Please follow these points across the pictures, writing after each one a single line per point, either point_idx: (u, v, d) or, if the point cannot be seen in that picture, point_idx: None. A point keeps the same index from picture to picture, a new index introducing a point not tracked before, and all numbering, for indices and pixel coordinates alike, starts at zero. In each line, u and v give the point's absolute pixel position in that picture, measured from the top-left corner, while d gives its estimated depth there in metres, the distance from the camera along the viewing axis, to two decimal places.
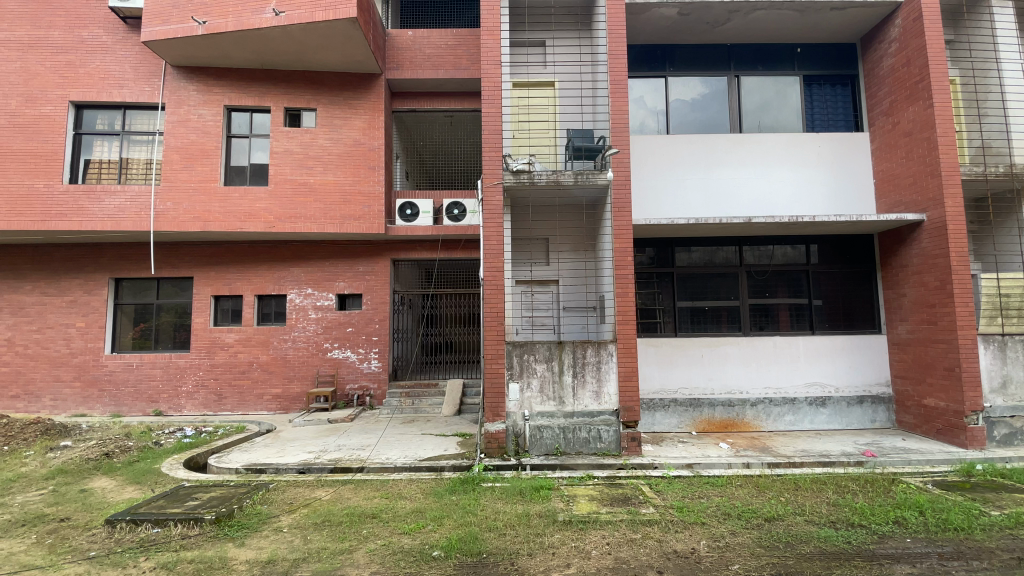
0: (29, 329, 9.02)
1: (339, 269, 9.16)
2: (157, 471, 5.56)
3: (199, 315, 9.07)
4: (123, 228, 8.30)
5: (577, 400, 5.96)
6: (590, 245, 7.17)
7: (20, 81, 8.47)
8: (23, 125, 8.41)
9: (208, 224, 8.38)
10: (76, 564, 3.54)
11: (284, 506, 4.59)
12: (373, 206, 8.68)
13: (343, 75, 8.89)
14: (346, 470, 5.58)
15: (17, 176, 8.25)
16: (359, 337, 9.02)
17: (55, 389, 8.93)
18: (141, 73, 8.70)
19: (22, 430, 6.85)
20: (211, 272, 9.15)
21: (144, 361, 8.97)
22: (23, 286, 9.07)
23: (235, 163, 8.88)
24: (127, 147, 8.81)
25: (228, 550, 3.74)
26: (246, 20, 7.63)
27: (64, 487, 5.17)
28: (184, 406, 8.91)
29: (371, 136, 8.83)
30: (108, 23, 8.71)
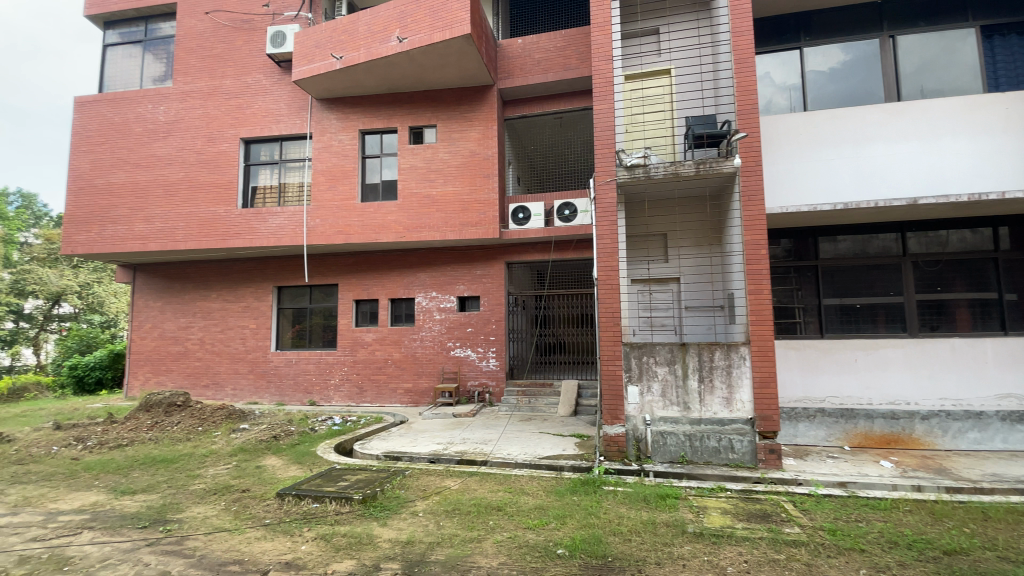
0: (216, 330, 10.88)
1: (459, 273, 9.66)
2: (313, 454, 6.35)
3: (343, 317, 10.21)
4: (282, 243, 9.64)
5: (704, 406, 5.57)
6: (714, 237, 6.72)
7: (204, 125, 10.29)
8: (207, 162, 10.19)
9: (348, 236, 9.40)
10: (255, 529, 4.16)
11: (418, 492, 4.95)
12: (488, 212, 8.98)
13: (459, 90, 9.39)
14: (471, 462, 5.85)
15: (204, 204, 10.02)
16: (478, 337, 9.42)
17: (235, 380, 10.65)
18: (292, 109, 10.07)
19: (212, 414, 8.26)
20: (352, 279, 10.24)
21: (301, 357, 10.31)
22: (211, 294, 10.99)
23: (369, 181, 9.83)
24: (284, 173, 10.21)
25: (373, 528, 4.12)
26: (375, 50, 8.43)
27: (244, 463, 6.14)
28: (332, 397, 10.06)
29: (486, 145, 9.19)
30: (266, 68, 10.21)
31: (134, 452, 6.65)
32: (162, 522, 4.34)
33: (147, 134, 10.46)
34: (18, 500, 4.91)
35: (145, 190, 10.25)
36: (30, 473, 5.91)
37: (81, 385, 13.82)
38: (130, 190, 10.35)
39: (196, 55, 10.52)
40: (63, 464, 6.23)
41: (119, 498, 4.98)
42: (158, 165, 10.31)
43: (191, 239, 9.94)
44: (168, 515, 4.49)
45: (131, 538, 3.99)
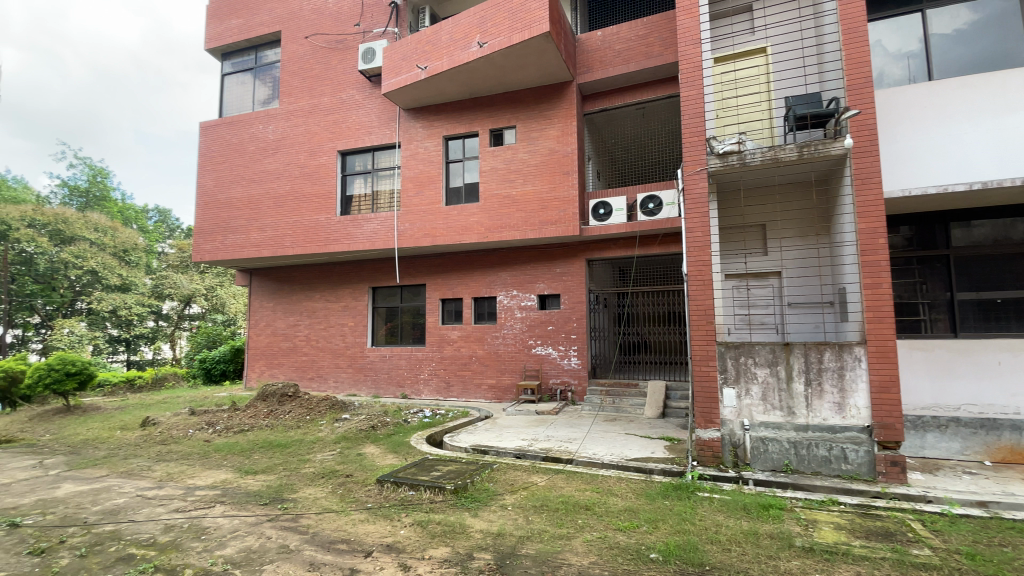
0: (319, 327, 11.87)
1: (540, 272, 9.69)
2: (407, 444, 6.70)
3: (431, 315, 10.68)
4: (375, 246, 10.28)
5: (812, 412, 5.12)
6: (820, 228, 6.18)
7: (306, 141, 11.25)
8: (309, 174, 11.13)
9: (434, 238, 9.81)
10: (359, 512, 4.47)
11: (507, 486, 5.05)
12: (569, 209, 8.90)
13: (538, 89, 9.43)
14: (557, 460, 5.85)
15: (308, 213, 10.96)
16: (559, 335, 9.38)
17: (336, 373, 11.55)
18: (382, 120, 10.69)
19: (317, 404, 9.01)
20: (438, 279, 10.68)
21: (394, 353, 10.94)
22: (315, 294, 12.01)
23: (453, 184, 10.17)
24: (376, 181, 10.83)
25: (465, 518, 4.26)
26: (457, 57, 8.72)
27: (347, 450, 6.63)
28: (422, 391, 10.57)
29: (565, 142, 9.13)
30: (358, 83, 10.93)
31: (254, 437, 7.43)
32: (281, 500, 4.81)
33: (259, 152, 11.64)
34: (165, 475, 5.68)
35: (258, 202, 11.43)
36: (174, 451, 6.82)
37: (210, 376, 15.70)
38: (246, 202, 11.59)
39: (298, 77, 11.51)
40: (198, 445, 7.12)
41: (244, 477, 5.59)
42: (269, 180, 11.44)
43: (297, 245, 10.92)
44: (285, 494, 4.97)
45: (254, 513, 4.45)
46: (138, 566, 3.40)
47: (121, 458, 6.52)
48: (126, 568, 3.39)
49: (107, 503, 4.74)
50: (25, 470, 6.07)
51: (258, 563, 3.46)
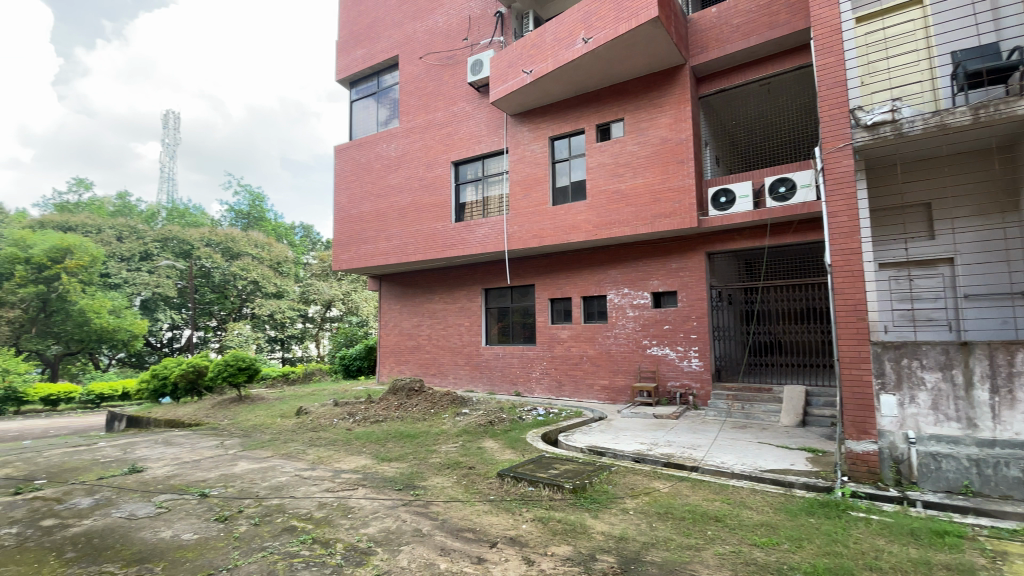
0: (439, 327, 12.67)
1: (653, 268, 9.30)
2: (524, 440, 6.86)
3: (541, 314, 10.81)
4: (487, 250, 10.68)
5: (1001, 425, 4.22)
6: (1006, 202, 5.29)
7: (423, 154, 12.09)
8: (427, 185, 11.94)
9: (543, 239, 9.92)
10: (483, 503, 4.67)
11: (627, 490, 4.92)
12: (684, 200, 8.41)
13: (647, 78, 9.07)
14: (680, 466, 5.57)
15: (426, 221, 11.77)
16: (677, 335, 8.90)
17: (455, 370, 12.23)
18: (491, 128, 11.10)
19: (440, 399, 9.62)
20: (547, 279, 10.77)
21: (507, 352, 11.27)
22: (434, 296, 12.84)
23: (559, 184, 10.16)
24: (485, 187, 11.23)
25: (586, 519, 4.24)
26: (562, 57, 8.73)
27: (468, 443, 6.98)
28: (535, 390, 10.74)
29: (678, 130, 8.65)
30: (468, 94, 11.46)
31: (387, 427, 8.16)
32: (413, 487, 5.22)
33: (383, 169, 12.77)
34: (317, 458, 6.48)
35: (384, 214, 12.54)
36: (323, 437, 7.75)
37: (348, 371, 17.59)
38: (374, 215, 12.79)
39: (414, 96, 12.40)
40: (342, 432, 8.00)
41: (380, 463, 6.16)
42: (392, 193, 12.50)
43: (418, 252, 11.78)
44: (416, 481, 5.38)
45: (390, 497, 4.88)
46: (300, 536, 3.89)
47: (283, 442, 7.58)
48: (290, 536, 3.90)
49: (273, 479, 5.52)
50: (213, 448, 7.32)
51: (395, 543, 3.78)
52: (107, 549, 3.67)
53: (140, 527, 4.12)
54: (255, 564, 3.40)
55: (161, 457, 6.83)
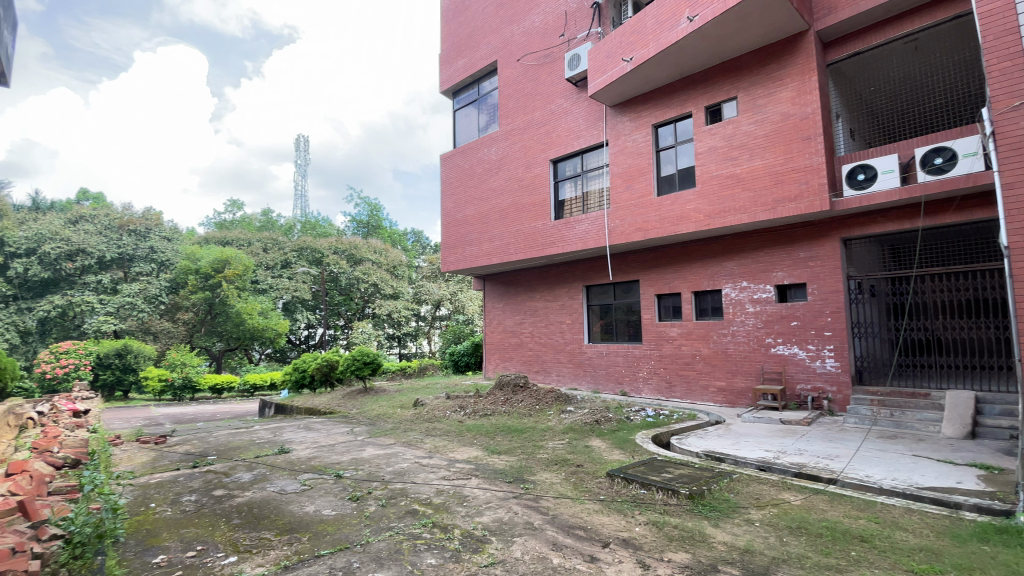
0: (542, 325, 12.78)
1: (776, 259, 8.49)
2: (633, 441, 6.65)
3: (647, 311, 10.40)
4: (589, 246, 10.55)
5: None
6: None
7: (523, 154, 12.27)
8: (527, 185, 12.10)
9: (648, 232, 9.54)
10: (593, 502, 4.61)
11: (751, 500, 4.54)
12: (811, 180, 7.56)
13: (763, 50, 8.30)
14: (813, 478, 5.01)
15: (528, 221, 11.93)
16: (807, 333, 8.02)
17: (559, 368, 12.24)
18: (590, 122, 10.92)
19: (545, 395, 9.70)
20: (654, 274, 10.34)
21: (611, 350, 11.01)
22: (536, 294, 12.97)
23: (665, 173, 9.69)
24: (585, 183, 11.06)
25: (706, 527, 3.99)
26: (664, 40, 8.31)
27: (575, 441, 6.95)
28: (642, 390, 10.37)
29: (802, 103, 7.80)
30: (565, 90, 11.40)
31: (496, 422, 8.42)
32: (523, 480, 5.33)
33: (485, 172, 13.19)
34: (433, 447, 6.90)
35: (487, 216, 12.96)
36: (437, 428, 8.23)
37: (457, 366, 18.48)
38: (478, 218, 13.27)
39: (513, 99, 12.62)
40: (454, 424, 8.41)
41: (491, 455, 6.38)
42: (494, 196, 12.86)
43: (520, 251, 11.98)
44: (525, 476, 5.48)
45: (502, 489, 5.02)
46: (421, 519, 4.16)
47: (402, 431, 8.18)
48: (413, 519, 4.18)
49: (395, 465, 5.98)
50: (344, 434, 8.12)
51: (509, 534, 3.88)
52: (264, 518, 4.25)
53: (289, 501, 4.70)
54: (384, 542, 3.70)
55: (303, 440, 7.74)
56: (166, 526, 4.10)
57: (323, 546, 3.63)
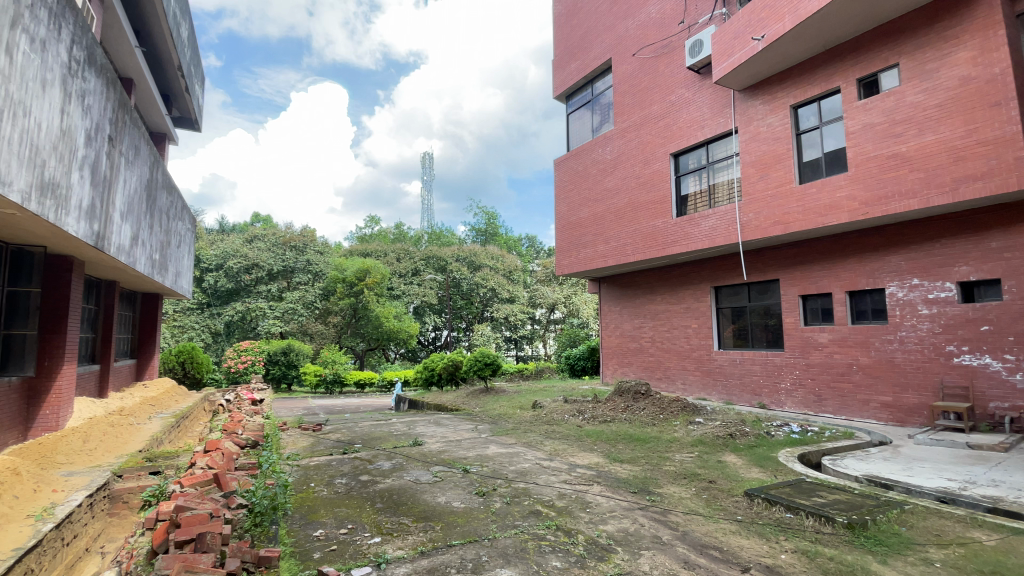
0: (665, 330, 12.18)
1: (959, 250, 7.08)
2: (776, 459, 6.00)
3: (789, 315, 9.35)
4: (717, 243, 9.82)
5: None
6: None
7: (640, 151, 11.84)
8: (646, 183, 11.64)
9: (788, 225, 8.60)
10: (729, 522, 4.24)
11: (929, 536, 3.80)
12: (1006, 153, 6.19)
13: (933, 4, 7.02)
14: (1017, 517, 4.05)
15: (646, 220, 11.48)
16: (1005, 340, 6.58)
17: (685, 375, 11.55)
18: (715, 110, 10.19)
19: (670, 404, 9.21)
20: (796, 273, 9.27)
21: (746, 357, 10.10)
22: (658, 297, 12.41)
23: (807, 158, 8.65)
24: (713, 175, 10.28)
25: (869, 563, 3.43)
26: (802, 10, 7.45)
27: (706, 455, 6.48)
28: (784, 402, 9.34)
29: (990, 61, 6.44)
30: (686, 80, 10.79)
31: (617, 428, 8.19)
32: (649, 491, 5.09)
33: (600, 172, 12.96)
34: (554, 450, 6.93)
35: (602, 218, 12.73)
36: (557, 432, 8.25)
37: (574, 370, 18.41)
38: (593, 220, 13.09)
39: (629, 94, 12.26)
40: (573, 429, 8.36)
41: (613, 463, 6.22)
42: (610, 196, 12.58)
43: (639, 252, 11.57)
44: (651, 487, 5.23)
45: (627, 499, 4.85)
46: (545, 521, 4.18)
47: (523, 432, 8.36)
48: (538, 519, 4.23)
49: (518, 465, 6.12)
50: (469, 431, 8.52)
51: (635, 546, 3.72)
52: (402, 504, 4.61)
53: (423, 490, 5.05)
54: (510, 539, 3.78)
55: (433, 434, 8.29)
56: (323, 504, 4.65)
57: (454, 536, 3.83)
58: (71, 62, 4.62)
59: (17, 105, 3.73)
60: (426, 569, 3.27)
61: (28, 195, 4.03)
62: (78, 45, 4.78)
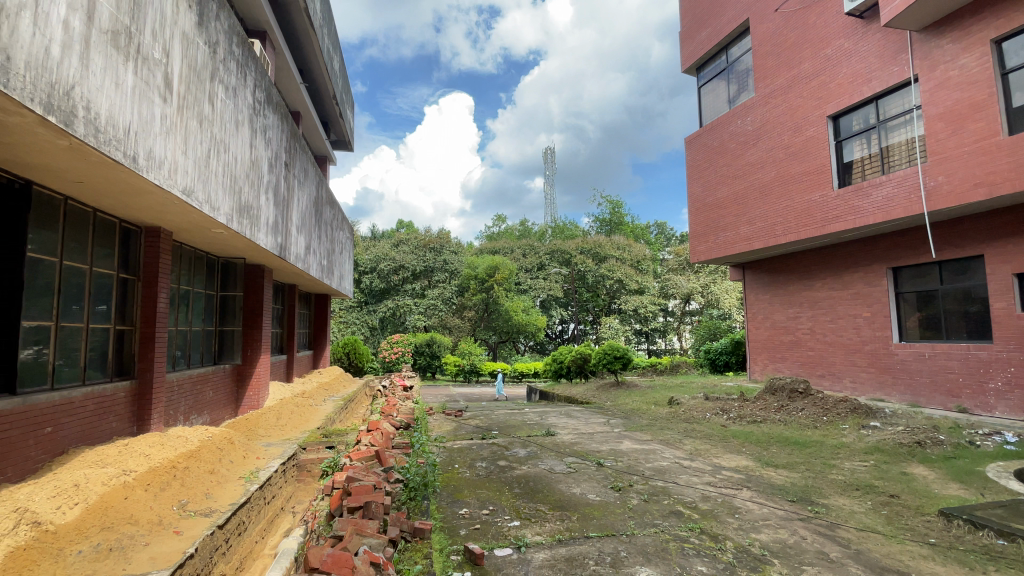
0: (826, 320, 10.73)
1: None
2: (982, 475, 4.91)
3: (1000, 299, 7.55)
4: (894, 216, 8.32)
5: None
6: None
7: (789, 118, 10.52)
8: (797, 153, 10.31)
9: (994, 188, 6.93)
10: (918, 545, 3.56)
11: None
12: None
13: None
14: None
15: (799, 195, 10.17)
16: None
17: (854, 372, 10.04)
18: (886, 57, 8.63)
19: (835, 405, 8.07)
20: (1008, 246, 7.46)
21: (937, 351, 8.43)
22: (817, 283, 10.98)
23: (1019, 103, 6.91)
24: (886, 135, 8.85)
25: None
26: None
27: (885, 465, 5.54)
28: (994, 406, 7.60)
29: None
30: (844, 29, 9.32)
31: (768, 430, 7.42)
32: (810, 502, 4.50)
33: (739, 147, 11.81)
34: (695, 450, 6.52)
35: (744, 197, 11.58)
36: (698, 430, 7.75)
37: (714, 365, 17.10)
38: (733, 200, 11.99)
39: (772, 56, 10.97)
40: (716, 428, 7.78)
41: (766, 467, 5.63)
42: (753, 172, 11.38)
43: (791, 232, 10.31)
44: (814, 497, 4.62)
45: (784, 508, 4.34)
46: (688, 523, 3.95)
47: (659, 428, 8.01)
48: (679, 521, 4.00)
49: (655, 462, 5.87)
50: (602, 425, 8.41)
51: (796, 560, 3.32)
52: (539, 492, 4.73)
53: (558, 480, 5.12)
54: (649, 538, 3.64)
55: (565, 426, 8.36)
56: (466, 484, 4.99)
57: (590, 528, 3.80)
58: (255, 103, 5.57)
59: (220, 143, 4.60)
60: (564, 557, 3.30)
61: (231, 216, 4.96)
62: (259, 88, 5.73)
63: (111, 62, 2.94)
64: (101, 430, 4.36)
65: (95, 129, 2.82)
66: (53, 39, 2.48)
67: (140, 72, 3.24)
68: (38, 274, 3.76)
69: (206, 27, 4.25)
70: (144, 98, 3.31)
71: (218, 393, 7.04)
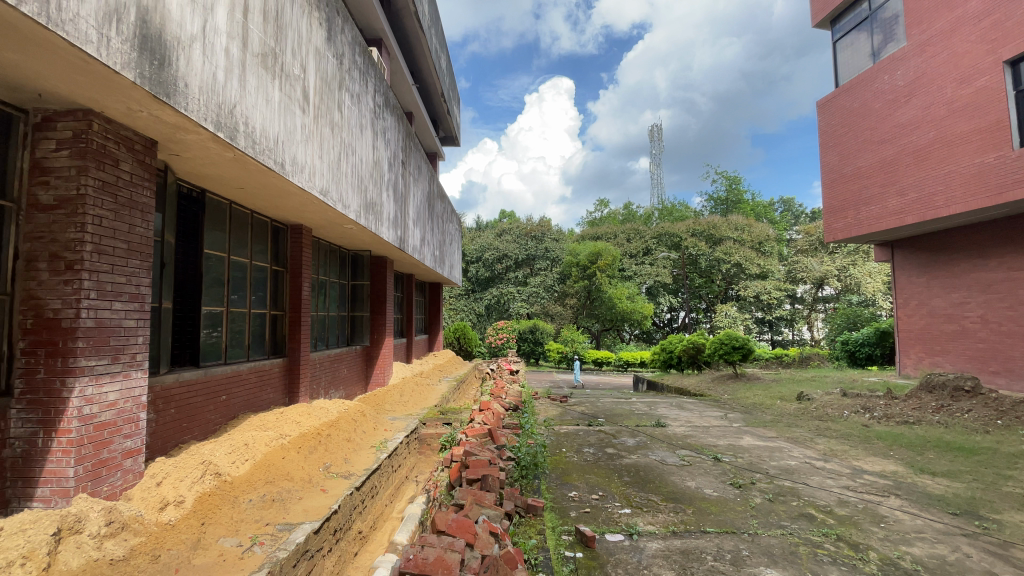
0: (1003, 306, 8.99)
1: None
2: None
3: None
4: None
5: None
6: None
7: (952, 68, 8.86)
8: (964, 108, 8.63)
9: None
10: None
11: None
12: None
13: None
14: None
15: (966, 158, 8.54)
16: None
17: None
18: None
19: (1015, 407, 6.77)
20: None
21: None
22: (990, 262, 9.20)
23: None
24: None
25: None
26: None
27: None
28: None
29: None
30: None
31: (923, 432, 6.45)
32: (976, 516, 3.83)
33: (886, 107, 10.22)
34: (828, 450, 5.88)
35: (894, 164, 10.01)
36: (832, 429, 6.98)
37: (853, 358, 15.17)
38: (878, 169, 10.45)
39: None
40: (855, 427, 6.94)
41: (920, 474, 4.90)
42: (904, 135, 9.80)
43: (955, 203, 8.77)
44: (982, 511, 3.92)
45: (942, 520, 3.75)
46: (821, 527, 3.59)
47: (786, 425, 7.34)
48: (810, 524, 3.66)
49: (781, 461, 5.41)
50: (718, 419, 7.94)
51: None
52: (650, 482, 4.62)
53: (671, 472, 4.95)
54: (775, 539, 3.39)
55: (677, 417, 8.03)
56: (575, 468, 5.04)
57: (708, 523, 3.63)
58: (375, 107, 6.05)
59: (348, 147, 5.08)
60: (679, 549, 3.20)
61: (359, 212, 5.48)
62: (379, 93, 6.20)
63: (262, 82, 3.39)
64: (262, 399, 5.13)
65: (253, 141, 3.29)
66: (219, 65, 2.92)
67: (284, 88, 3.69)
68: (210, 268, 4.47)
69: (334, 41, 4.69)
70: (288, 111, 3.76)
71: (351, 371, 7.88)
